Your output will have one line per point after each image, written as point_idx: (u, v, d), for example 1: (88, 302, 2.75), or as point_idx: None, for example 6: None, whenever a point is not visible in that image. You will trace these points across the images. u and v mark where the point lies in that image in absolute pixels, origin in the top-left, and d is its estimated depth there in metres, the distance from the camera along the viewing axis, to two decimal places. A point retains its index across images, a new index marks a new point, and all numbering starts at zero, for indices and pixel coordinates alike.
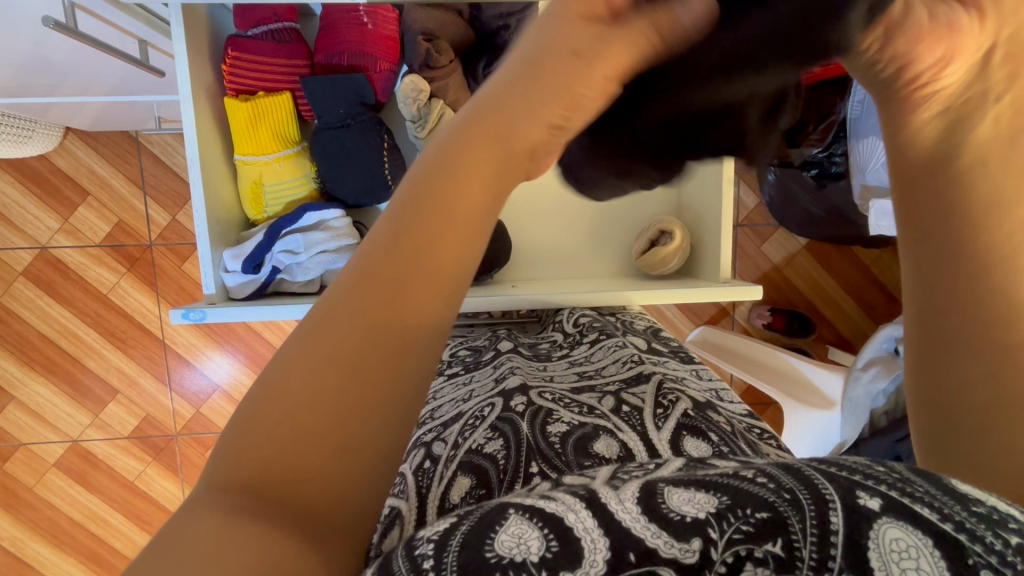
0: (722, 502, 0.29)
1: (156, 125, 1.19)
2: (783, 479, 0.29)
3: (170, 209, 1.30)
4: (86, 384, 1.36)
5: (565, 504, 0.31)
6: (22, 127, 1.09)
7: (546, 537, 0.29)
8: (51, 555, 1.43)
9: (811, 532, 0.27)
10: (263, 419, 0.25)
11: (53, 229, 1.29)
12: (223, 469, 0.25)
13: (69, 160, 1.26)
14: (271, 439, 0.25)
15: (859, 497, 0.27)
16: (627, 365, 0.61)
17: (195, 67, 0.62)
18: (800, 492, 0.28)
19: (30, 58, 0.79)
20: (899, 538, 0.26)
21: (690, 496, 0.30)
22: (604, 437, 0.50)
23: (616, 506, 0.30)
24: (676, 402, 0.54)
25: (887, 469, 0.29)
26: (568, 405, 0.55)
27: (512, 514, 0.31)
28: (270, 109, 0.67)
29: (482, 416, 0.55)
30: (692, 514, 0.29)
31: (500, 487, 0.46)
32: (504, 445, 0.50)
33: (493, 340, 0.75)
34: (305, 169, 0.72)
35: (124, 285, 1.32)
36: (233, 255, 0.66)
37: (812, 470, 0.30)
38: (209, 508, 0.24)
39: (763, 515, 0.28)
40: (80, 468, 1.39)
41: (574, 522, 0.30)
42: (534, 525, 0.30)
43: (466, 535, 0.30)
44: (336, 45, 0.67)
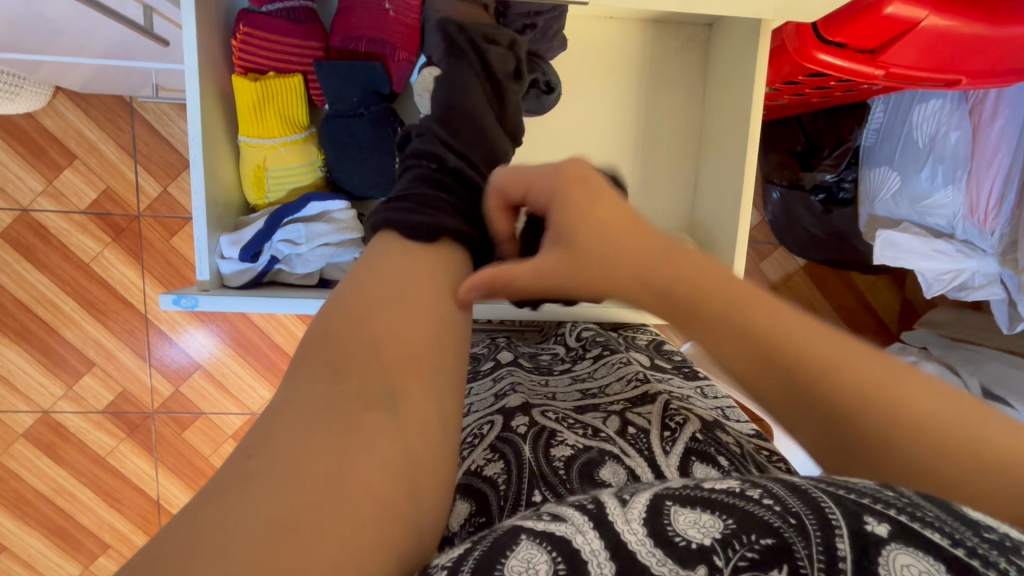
0: (728, 527, 0.28)
1: (153, 93, 1.14)
2: (790, 501, 0.28)
3: (161, 179, 1.25)
4: (61, 354, 1.31)
5: (573, 525, 0.30)
6: (10, 83, 1.03)
7: (555, 562, 0.27)
8: (14, 528, 1.38)
9: (819, 559, 0.26)
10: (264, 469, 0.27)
11: (36, 192, 1.23)
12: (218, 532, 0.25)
13: (57, 120, 1.20)
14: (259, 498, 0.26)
15: (867, 523, 0.26)
16: (632, 383, 0.60)
17: (203, 42, 0.58)
18: (806, 517, 0.27)
19: (27, 14, 0.75)
20: (910, 564, 0.25)
21: (696, 518, 0.29)
22: (610, 463, 0.48)
23: (622, 526, 0.29)
24: (684, 425, 0.53)
25: (896, 492, 0.28)
26: (572, 426, 0.53)
27: (523, 539, 0.29)
28: (279, 91, 0.63)
29: (481, 435, 0.53)
30: (697, 539, 0.27)
31: (501, 514, 0.44)
32: (504, 468, 0.48)
33: (492, 347, 0.73)
34: (311, 157, 0.68)
35: (108, 255, 1.27)
36: (231, 242, 0.62)
37: (818, 491, 0.29)
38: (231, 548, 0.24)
39: (769, 541, 0.27)
40: (50, 440, 1.35)
41: (582, 545, 0.28)
42: (544, 549, 0.28)
43: (480, 561, 0.28)
44: (354, 30, 0.63)
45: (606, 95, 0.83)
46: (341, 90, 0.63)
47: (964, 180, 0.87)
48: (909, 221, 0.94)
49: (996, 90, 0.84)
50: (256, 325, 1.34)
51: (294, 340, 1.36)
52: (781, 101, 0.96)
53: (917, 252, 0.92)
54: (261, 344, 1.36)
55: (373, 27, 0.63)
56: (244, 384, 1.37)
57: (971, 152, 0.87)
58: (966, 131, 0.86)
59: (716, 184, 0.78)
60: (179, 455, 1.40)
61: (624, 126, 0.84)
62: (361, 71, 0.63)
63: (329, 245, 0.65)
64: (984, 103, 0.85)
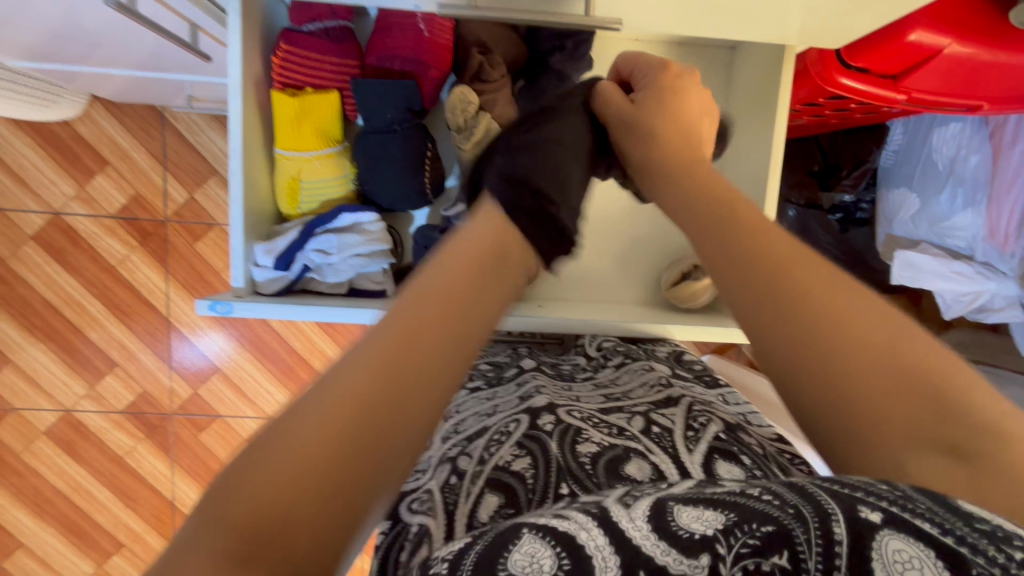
0: (730, 519, 0.30)
1: (185, 103, 1.17)
2: (788, 496, 0.31)
3: (188, 187, 1.29)
4: (85, 354, 1.34)
5: (577, 523, 0.32)
6: (50, 91, 1.07)
7: (558, 555, 0.30)
8: (31, 524, 1.40)
9: (817, 543, 0.28)
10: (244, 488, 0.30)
11: (68, 196, 1.27)
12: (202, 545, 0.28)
13: (91, 128, 1.24)
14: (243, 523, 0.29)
15: (860, 510, 0.29)
16: (655, 388, 0.61)
17: (247, 58, 0.61)
18: (804, 508, 0.30)
19: (75, 28, 0.78)
20: (902, 549, 0.27)
21: (699, 514, 0.31)
22: (635, 460, 0.50)
23: (627, 523, 0.32)
24: (707, 426, 0.54)
25: (891, 487, 0.30)
26: (598, 426, 0.54)
27: (525, 533, 0.32)
28: (315, 106, 0.66)
29: (507, 432, 0.53)
30: (700, 531, 0.30)
31: (530, 505, 0.46)
32: (531, 463, 0.49)
33: (514, 357, 0.73)
34: (343, 169, 0.70)
35: (134, 258, 1.31)
36: (266, 251, 0.63)
37: (817, 489, 0.31)
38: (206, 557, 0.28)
39: (768, 528, 0.29)
40: (70, 438, 1.37)
41: (586, 540, 0.31)
42: (546, 543, 0.31)
43: (482, 555, 0.32)
44: (390, 49, 0.66)
45: None
46: (377, 106, 0.66)
47: (985, 203, 0.87)
48: (928, 241, 0.95)
49: (1016, 116, 0.83)
50: (275, 331, 1.36)
51: (311, 346, 1.38)
52: (800, 122, 0.97)
53: (935, 273, 0.93)
54: (279, 350, 1.38)
55: (409, 47, 0.66)
56: (260, 389, 1.39)
57: (990, 176, 0.87)
58: (984, 155, 0.87)
59: None
60: (195, 456, 1.41)
61: None
62: (397, 87, 0.65)
63: (359, 255, 0.67)
64: (1004, 128, 0.84)
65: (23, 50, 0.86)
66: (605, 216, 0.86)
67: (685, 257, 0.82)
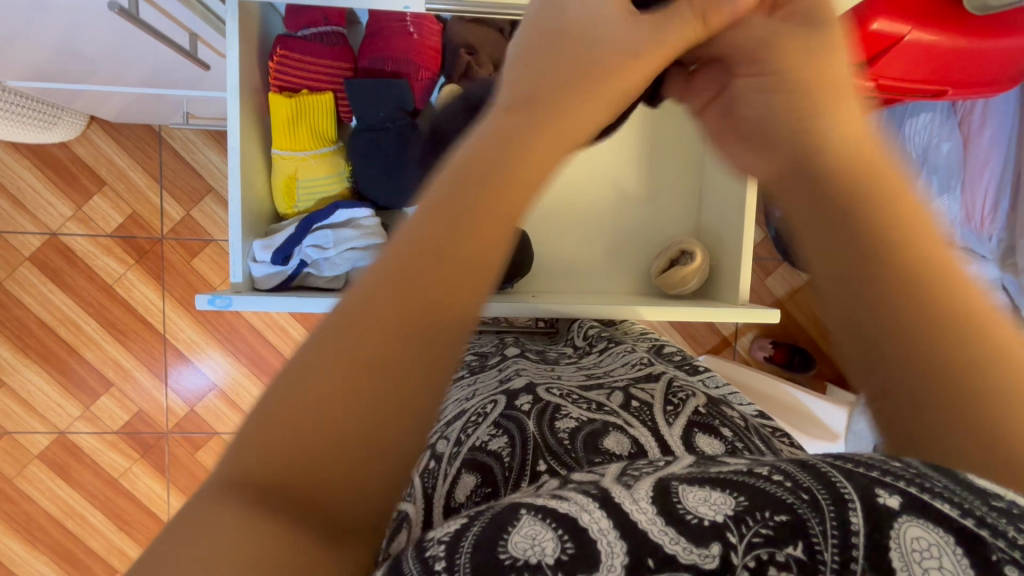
0: (740, 504, 0.28)
1: (183, 120, 1.20)
2: (799, 476, 0.29)
3: (185, 204, 1.31)
4: (80, 375, 1.33)
5: (578, 504, 0.30)
6: (49, 113, 1.10)
7: (561, 538, 0.28)
8: (23, 552, 1.37)
9: (832, 535, 0.26)
10: (283, 421, 0.22)
11: (65, 216, 1.29)
12: (236, 471, 0.22)
13: (89, 149, 1.27)
14: (285, 442, 0.22)
15: (878, 495, 0.26)
16: (636, 367, 0.62)
17: (244, 61, 0.64)
18: (818, 492, 0.27)
19: (77, 47, 0.81)
20: (921, 537, 0.25)
21: (706, 496, 0.29)
22: (614, 433, 0.50)
23: (631, 506, 0.30)
24: (687, 400, 0.54)
25: (904, 464, 0.27)
26: (577, 402, 0.54)
27: (524, 514, 0.30)
28: (311, 107, 0.69)
29: (484, 413, 0.54)
30: (710, 517, 0.28)
31: (507, 485, 0.45)
32: (509, 443, 0.49)
33: (499, 345, 0.74)
34: (339, 168, 0.74)
35: (130, 277, 1.31)
36: (264, 246, 0.67)
37: (828, 466, 0.29)
38: (220, 514, 0.21)
39: (782, 518, 0.27)
40: (63, 461, 1.35)
41: (589, 524, 0.29)
42: (547, 525, 0.29)
43: (482, 535, 0.29)
44: (382, 51, 0.70)
45: None
46: (370, 105, 0.70)
47: (959, 189, 0.94)
48: None
49: (982, 102, 0.91)
50: (274, 346, 1.36)
51: None
52: None
53: None
54: (276, 363, 1.37)
55: (399, 49, 0.70)
56: None
57: (964, 161, 0.93)
58: (957, 142, 0.93)
59: (720, 189, 0.83)
60: (191, 477, 1.39)
61: (630, 141, 0.88)
62: (388, 87, 0.70)
63: (354, 249, 0.70)
64: (972, 114, 0.92)
65: (24, 70, 0.89)
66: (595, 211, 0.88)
67: (673, 244, 0.84)
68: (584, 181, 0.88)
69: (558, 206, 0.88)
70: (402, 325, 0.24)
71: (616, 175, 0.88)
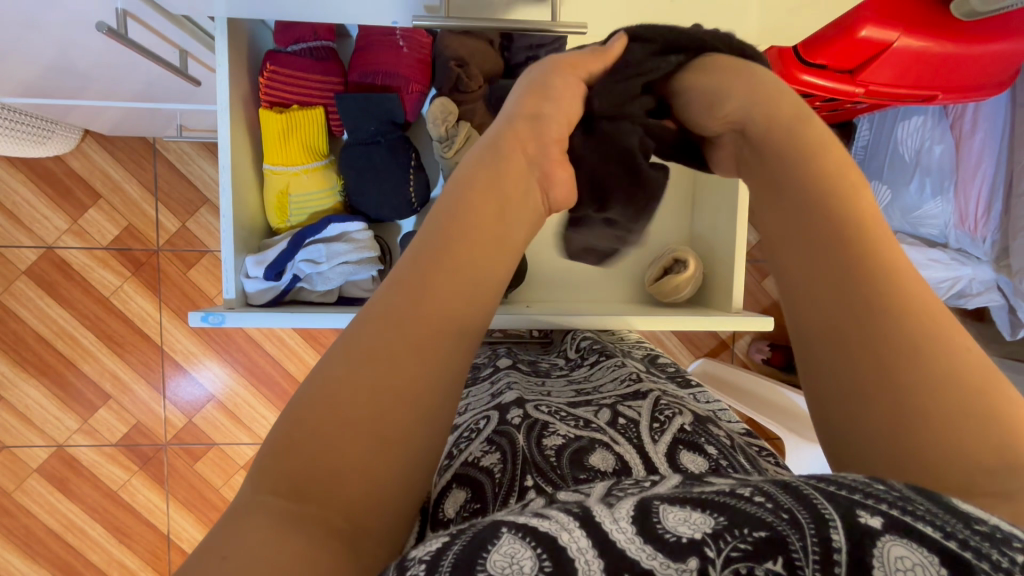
0: (720, 522, 0.28)
1: (177, 132, 1.20)
2: (782, 499, 0.29)
3: (180, 215, 1.31)
4: (77, 388, 1.33)
5: (559, 523, 0.30)
6: (42, 128, 1.10)
7: (540, 557, 0.28)
8: (23, 566, 1.37)
9: (813, 551, 0.26)
10: (301, 448, 0.30)
11: (61, 230, 1.29)
12: (267, 479, 0.29)
13: (84, 162, 1.27)
14: (298, 455, 0.30)
15: (859, 515, 0.27)
16: (625, 382, 0.61)
17: (234, 77, 0.64)
18: (799, 512, 0.28)
19: (68, 64, 0.81)
20: (905, 556, 0.26)
21: (686, 515, 0.29)
22: (599, 450, 0.50)
23: (611, 526, 0.29)
24: (673, 417, 0.54)
25: (888, 488, 0.29)
26: (565, 419, 0.54)
27: (505, 533, 0.29)
28: (301, 122, 0.70)
29: (477, 429, 0.54)
30: (688, 534, 0.28)
31: (495, 501, 0.45)
32: (500, 458, 0.48)
33: (492, 356, 0.74)
34: (331, 182, 0.74)
35: (127, 289, 1.31)
36: (256, 262, 0.67)
37: (810, 488, 0.30)
38: (257, 519, 0.28)
39: (761, 534, 0.27)
40: (62, 474, 1.35)
41: (569, 543, 0.28)
42: (527, 544, 0.28)
43: (462, 555, 0.28)
44: (371, 66, 0.70)
45: None
46: (360, 119, 0.70)
47: (952, 189, 0.94)
48: (903, 232, 1.03)
49: (972, 106, 0.93)
50: (271, 356, 1.36)
51: (307, 369, 1.37)
52: None
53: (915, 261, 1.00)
54: (273, 373, 1.37)
55: (389, 63, 0.70)
56: (256, 415, 1.38)
57: (955, 164, 0.94)
58: (950, 144, 0.94)
59: (713, 195, 0.83)
60: (190, 488, 1.39)
61: None
62: (378, 102, 0.70)
63: (348, 262, 0.71)
64: (963, 118, 0.94)
65: (16, 86, 0.89)
66: None
67: (667, 251, 0.84)
68: None
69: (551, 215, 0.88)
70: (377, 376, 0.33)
71: None
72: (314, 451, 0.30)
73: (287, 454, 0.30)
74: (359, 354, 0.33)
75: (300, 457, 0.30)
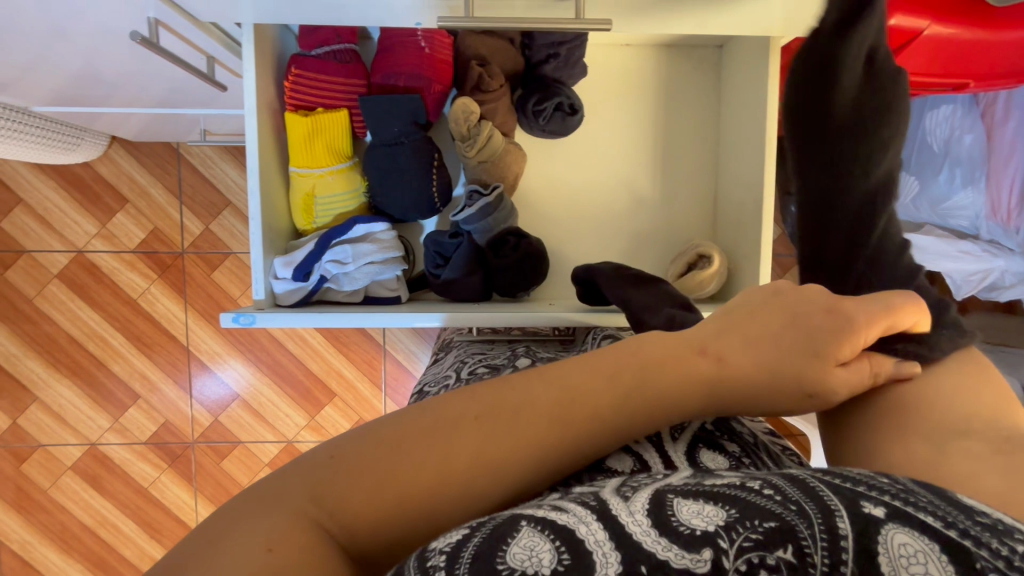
0: (731, 514, 0.28)
1: (200, 136, 1.22)
2: (788, 490, 0.29)
3: (204, 218, 1.33)
4: (108, 387, 1.37)
5: (576, 516, 0.29)
6: (72, 135, 1.13)
7: (558, 550, 0.27)
8: (58, 561, 1.41)
9: (821, 537, 0.26)
10: (362, 474, 0.31)
11: (90, 234, 1.32)
12: (316, 479, 0.31)
13: (111, 167, 1.30)
14: (354, 483, 0.31)
15: (863, 505, 0.27)
16: None
17: (260, 83, 0.65)
18: (807, 503, 0.28)
19: (98, 73, 0.83)
20: (907, 543, 0.25)
21: (699, 508, 0.29)
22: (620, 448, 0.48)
23: (627, 518, 0.29)
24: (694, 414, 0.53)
25: (892, 480, 0.30)
26: None
27: (524, 525, 0.29)
28: (326, 124, 0.71)
29: None
30: (701, 526, 0.27)
31: None
32: None
33: (510, 356, 0.68)
34: (355, 184, 0.75)
35: (154, 291, 1.34)
36: (284, 263, 0.68)
37: (817, 482, 0.29)
38: (287, 506, 0.29)
39: (771, 524, 0.27)
40: (96, 472, 1.39)
41: (586, 535, 0.28)
42: (546, 537, 0.28)
43: (480, 548, 0.28)
44: (394, 67, 0.71)
45: (627, 122, 0.88)
46: (384, 120, 0.71)
47: (983, 180, 0.94)
48: (931, 223, 1.01)
49: (1004, 93, 0.90)
50: (293, 355, 1.38)
51: (329, 368, 1.39)
52: None
53: (944, 253, 0.99)
54: (296, 372, 1.39)
55: (412, 64, 0.71)
56: (280, 414, 1.40)
57: (986, 153, 0.93)
58: (980, 134, 0.92)
59: (736, 188, 0.82)
60: (217, 485, 1.42)
61: (642, 147, 0.88)
62: (401, 103, 0.70)
63: (374, 262, 0.72)
64: (994, 106, 0.92)
65: (47, 95, 0.92)
66: (611, 214, 0.89)
67: (690, 248, 0.84)
68: (596, 185, 0.89)
69: (570, 207, 0.89)
70: (446, 472, 0.32)
71: (628, 178, 0.89)
72: (362, 485, 0.31)
73: (341, 476, 0.31)
74: (448, 441, 0.32)
75: (356, 489, 0.31)
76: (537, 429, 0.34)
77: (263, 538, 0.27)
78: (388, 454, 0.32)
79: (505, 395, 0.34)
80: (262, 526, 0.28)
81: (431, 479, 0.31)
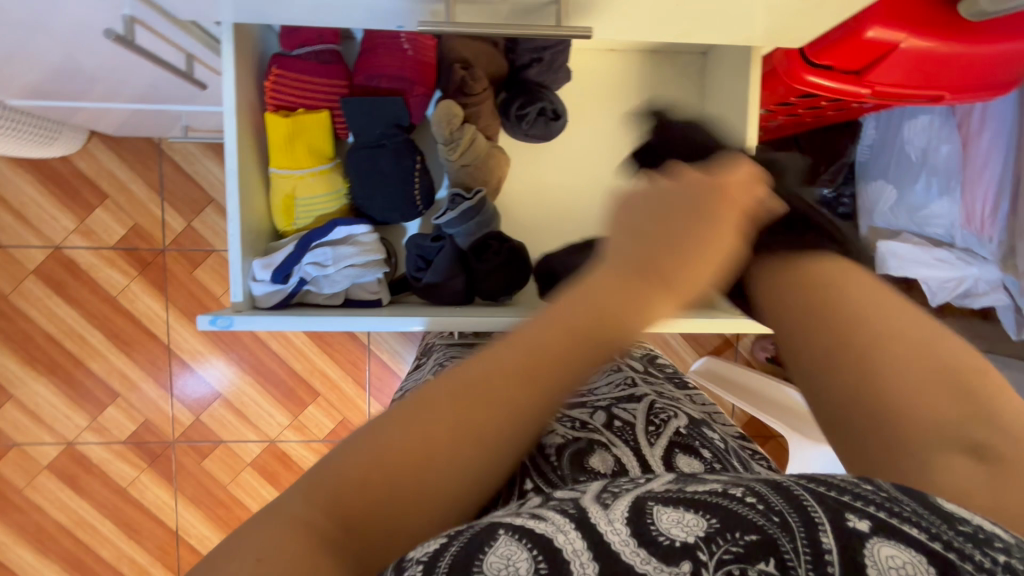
0: (712, 525, 0.28)
1: (182, 132, 1.20)
2: (772, 501, 0.29)
3: (186, 215, 1.31)
4: (86, 386, 1.35)
5: (554, 524, 0.30)
6: (49, 128, 1.11)
7: (536, 559, 0.28)
8: (34, 561, 1.39)
9: (804, 551, 0.27)
10: (349, 473, 0.30)
11: (68, 230, 1.30)
12: (304, 491, 0.30)
13: (90, 162, 1.27)
14: (342, 488, 0.30)
15: (848, 519, 0.27)
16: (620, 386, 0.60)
17: (240, 83, 0.65)
18: (789, 515, 0.28)
19: (76, 67, 0.82)
20: (895, 555, 0.26)
21: (679, 517, 0.29)
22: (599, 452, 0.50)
23: (606, 527, 0.29)
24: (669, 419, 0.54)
25: (875, 487, 0.29)
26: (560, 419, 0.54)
27: (502, 534, 0.29)
28: (307, 125, 0.70)
29: None
30: (680, 538, 0.28)
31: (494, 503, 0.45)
32: None
33: None
34: (337, 185, 0.75)
35: (134, 288, 1.32)
36: (263, 265, 0.68)
37: (801, 490, 0.30)
38: (277, 521, 0.29)
39: (752, 537, 0.27)
40: (73, 471, 1.37)
41: (565, 545, 0.28)
42: (523, 546, 0.28)
43: (457, 558, 0.28)
44: (377, 69, 0.70)
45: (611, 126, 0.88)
46: (364, 122, 0.71)
47: (958, 189, 0.95)
48: (908, 231, 1.03)
49: (980, 104, 0.92)
50: (276, 354, 1.37)
51: (312, 368, 1.38)
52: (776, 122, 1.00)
53: (920, 260, 1.01)
54: (279, 371, 1.38)
55: (395, 66, 0.70)
56: (263, 413, 1.39)
57: (962, 163, 0.95)
58: (955, 145, 0.95)
59: None
60: (198, 485, 1.40)
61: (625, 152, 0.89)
62: (381, 106, 0.70)
63: (354, 265, 0.72)
64: (970, 117, 0.94)
65: (22, 89, 0.90)
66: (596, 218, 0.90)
67: None
68: (581, 189, 0.89)
69: (552, 210, 0.89)
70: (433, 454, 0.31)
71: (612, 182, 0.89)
72: (350, 484, 0.30)
73: (328, 480, 0.30)
74: (428, 424, 0.31)
75: (344, 489, 0.30)
76: (517, 396, 0.32)
77: (253, 555, 0.27)
78: (369, 445, 0.31)
79: (482, 367, 0.33)
80: (252, 545, 0.28)
81: (419, 465, 0.30)
